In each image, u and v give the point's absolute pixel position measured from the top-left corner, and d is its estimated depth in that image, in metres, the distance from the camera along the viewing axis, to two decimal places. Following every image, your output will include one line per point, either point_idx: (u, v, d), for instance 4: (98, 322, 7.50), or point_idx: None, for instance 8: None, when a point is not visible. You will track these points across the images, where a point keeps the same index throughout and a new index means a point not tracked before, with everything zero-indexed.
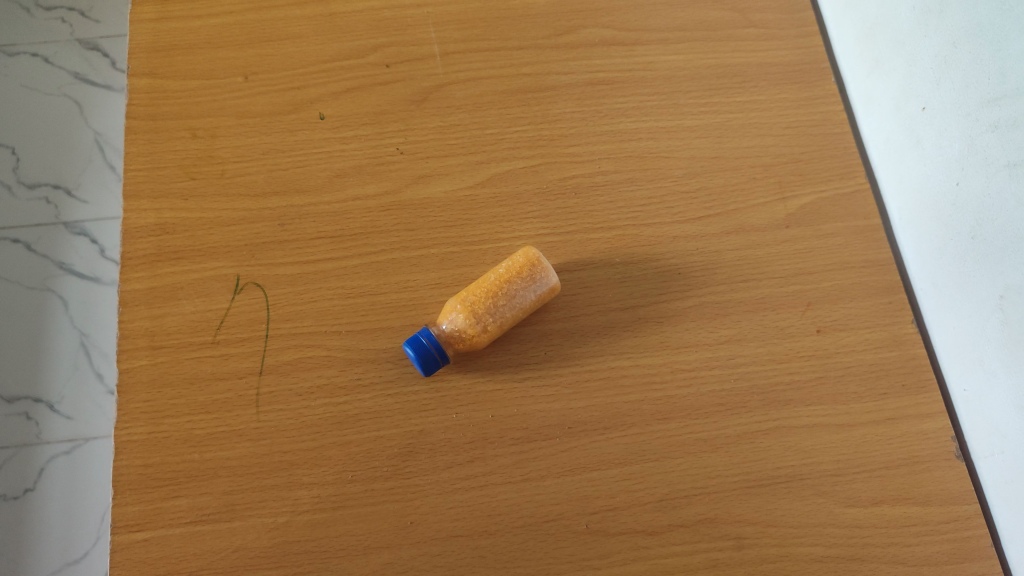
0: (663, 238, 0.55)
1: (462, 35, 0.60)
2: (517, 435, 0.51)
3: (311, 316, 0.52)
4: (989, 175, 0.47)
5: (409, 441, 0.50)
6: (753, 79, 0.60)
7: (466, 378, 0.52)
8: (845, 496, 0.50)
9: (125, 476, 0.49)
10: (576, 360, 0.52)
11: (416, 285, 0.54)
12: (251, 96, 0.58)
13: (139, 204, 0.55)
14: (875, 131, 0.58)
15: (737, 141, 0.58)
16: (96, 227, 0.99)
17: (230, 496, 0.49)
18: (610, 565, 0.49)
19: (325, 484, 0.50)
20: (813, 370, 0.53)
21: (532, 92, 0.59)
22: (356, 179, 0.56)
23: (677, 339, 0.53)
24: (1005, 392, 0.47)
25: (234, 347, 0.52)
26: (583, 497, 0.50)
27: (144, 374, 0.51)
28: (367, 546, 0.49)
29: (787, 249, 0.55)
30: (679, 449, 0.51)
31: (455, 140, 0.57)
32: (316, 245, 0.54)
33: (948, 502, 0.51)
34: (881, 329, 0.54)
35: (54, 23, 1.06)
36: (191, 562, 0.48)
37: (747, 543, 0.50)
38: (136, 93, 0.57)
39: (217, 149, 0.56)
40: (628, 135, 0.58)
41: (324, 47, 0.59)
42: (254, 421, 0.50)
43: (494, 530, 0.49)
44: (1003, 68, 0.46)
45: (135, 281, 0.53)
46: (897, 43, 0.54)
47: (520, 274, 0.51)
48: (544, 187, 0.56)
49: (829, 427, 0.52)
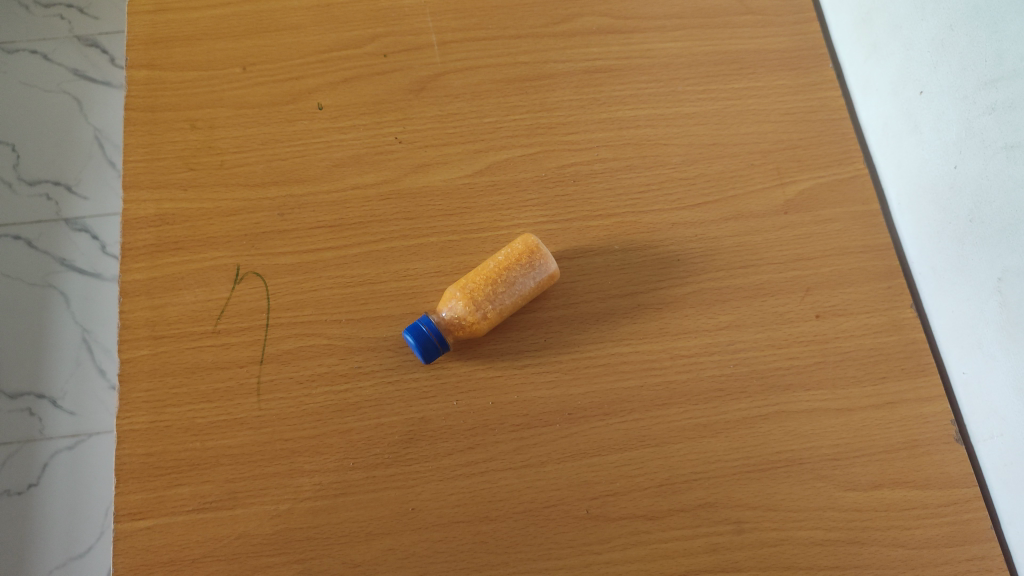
0: (661, 225, 0.55)
1: (459, 24, 0.60)
2: (517, 422, 0.51)
3: (310, 305, 0.53)
4: (986, 158, 0.47)
5: (410, 428, 0.51)
6: (751, 66, 0.60)
7: (466, 366, 0.52)
8: (845, 480, 0.51)
9: (127, 464, 0.49)
10: (575, 347, 0.52)
11: (415, 273, 0.54)
12: (249, 86, 0.58)
13: (138, 195, 0.55)
14: (872, 117, 0.58)
15: (735, 128, 0.58)
16: (96, 223, 0.99)
17: (232, 484, 0.49)
18: (611, 550, 0.49)
19: (327, 472, 0.50)
20: (812, 355, 0.53)
21: (530, 80, 0.59)
22: (355, 168, 0.56)
23: (677, 325, 0.53)
24: (1002, 374, 0.47)
25: (235, 336, 0.52)
26: (583, 483, 0.50)
27: (145, 363, 0.51)
28: (368, 532, 0.49)
29: (786, 235, 0.55)
30: (679, 434, 0.51)
31: (454, 129, 0.57)
32: (316, 234, 0.54)
33: (947, 485, 0.51)
34: (880, 314, 0.54)
35: (52, 20, 1.06)
36: (194, 549, 0.48)
37: (747, 528, 0.50)
38: (134, 85, 0.58)
39: (216, 140, 0.56)
40: (626, 123, 0.58)
41: (321, 37, 0.59)
42: (255, 409, 0.51)
43: (495, 516, 0.49)
44: (1000, 50, 0.46)
45: (136, 271, 0.53)
46: (893, 27, 0.54)
47: (520, 261, 0.51)
48: (543, 176, 0.56)
49: (828, 412, 0.52)
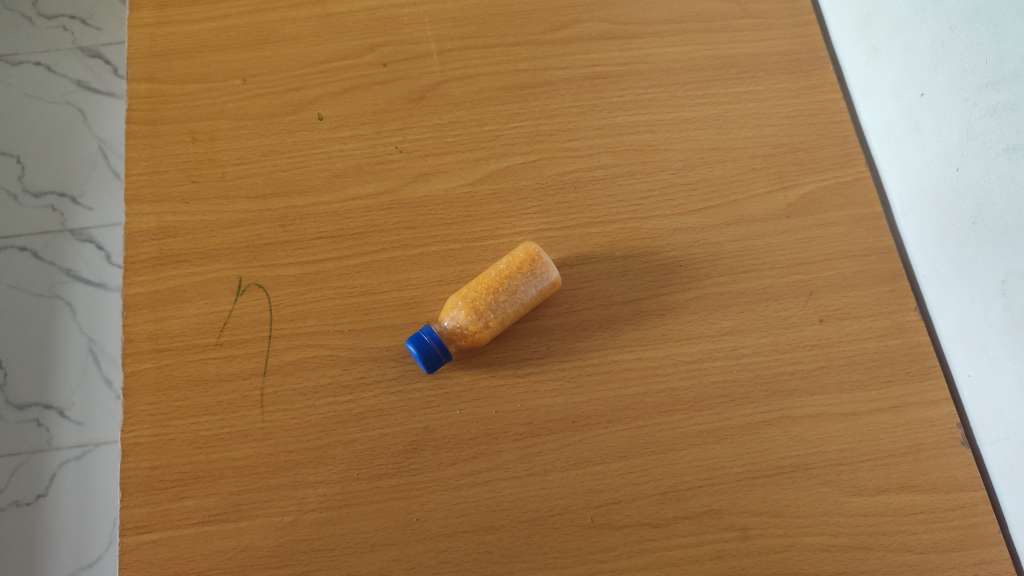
0: (663, 230, 0.55)
1: (458, 32, 0.60)
2: (521, 431, 0.51)
3: (313, 316, 0.53)
4: (989, 160, 0.47)
5: (414, 438, 0.51)
6: (751, 70, 0.60)
7: (469, 375, 0.52)
8: (850, 485, 0.50)
9: (132, 478, 0.50)
10: (578, 355, 0.52)
11: (417, 283, 0.54)
12: (250, 98, 0.58)
13: (140, 208, 0.55)
14: (873, 119, 0.58)
15: (736, 133, 0.58)
16: (101, 234, 0.99)
17: (237, 496, 0.50)
18: (616, 558, 0.49)
19: (331, 483, 0.50)
20: (816, 359, 0.52)
21: (530, 88, 0.59)
22: (356, 178, 0.56)
23: (679, 331, 0.53)
24: (1008, 377, 0.47)
25: (238, 349, 0.52)
26: (588, 490, 0.50)
27: (149, 377, 0.52)
28: (373, 543, 0.49)
29: (788, 239, 0.55)
30: (683, 441, 0.51)
31: (454, 138, 0.57)
32: (317, 245, 0.54)
33: (954, 489, 0.50)
34: (883, 317, 0.54)
35: (55, 32, 1.07)
36: (200, 562, 0.49)
37: (753, 534, 0.50)
38: (135, 98, 0.58)
39: (217, 151, 0.57)
40: (626, 128, 0.58)
41: (321, 48, 0.59)
42: (259, 421, 0.51)
43: (500, 525, 0.49)
44: (1000, 51, 0.46)
45: (139, 285, 0.53)
46: (893, 29, 0.54)
47: (521, 269, 0.51)
48: (543, 183, 0.56)
49: (833, 417, 0.52)
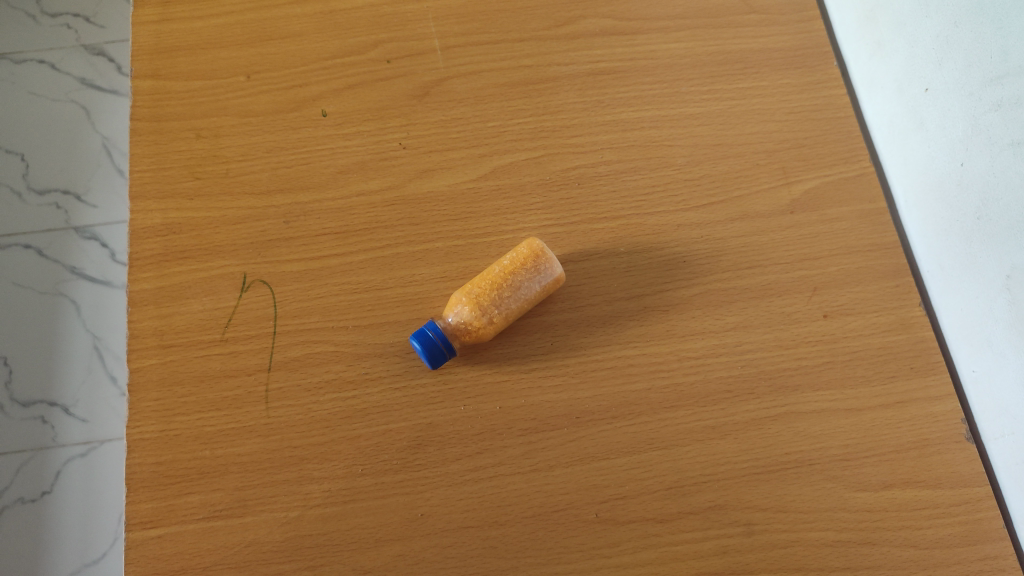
0: (666, 226, 0.55)
1: (462, 29, 0.60)
2: (525, 426, 0.51)
3: (317, 312, 0.53)
4: (993, 155, 0.47)
5: (418, 434, 0.51)
6: (756, 66, 0.60)
7: (473, 370, 0.52)
8: (855, 481, 0.50)
9: (138, 473, 0.50)
10: (582, 350, 0.52)
11: (421, 279, 0.54)
12: (253, 94, 0.58)
13: (145, 205, 0.55)
14: (877, 114, 0.58)
15: (740, 128, 0.58)
16: (106, 231, 1.00)
17: (241, 491, 0.50)
18: (621, 554, 0.49)
19: (336, 478, 0.50)
20: (820, 355, 0.52)
21: (533, 84, 0.59)
22: (359, 174, 0.56)
23: (683, 327, 0.53)
24: (1012, 372, 0.47)
25: (243, 345, 0.52)
26: (592, 486, 0.50)
27: (154, 372, 0.52)
28: (378, 538, 0.49)
29: (792, 235, 0.55)
30: (687, 437, 0.51)
31: (457, 133, 0.57)
32: (322, 241, 0.54)
33: (959, 485, 0.50)
34: (888, 313, 0.54)
35: (59, 30, 1.07)
36: (205, 557, 0.49)
37: (757, 529, 0.50)
38: (139, 95, 0.58)
39: (222, 148, 0.57)
40: (629, 125, 0.58)
41: (324, 44, 0.59)
42: (264, 417, 0.51)
43: (504, 520, 0.49)
44: (1005, 46, 0.46)
45: (144, 281, 0.54)
46: (897, 24, 0.54)
47: (525, 265, 0.51)
48: (547, 179, 0.56)
49: (837, 412, 0.51)
